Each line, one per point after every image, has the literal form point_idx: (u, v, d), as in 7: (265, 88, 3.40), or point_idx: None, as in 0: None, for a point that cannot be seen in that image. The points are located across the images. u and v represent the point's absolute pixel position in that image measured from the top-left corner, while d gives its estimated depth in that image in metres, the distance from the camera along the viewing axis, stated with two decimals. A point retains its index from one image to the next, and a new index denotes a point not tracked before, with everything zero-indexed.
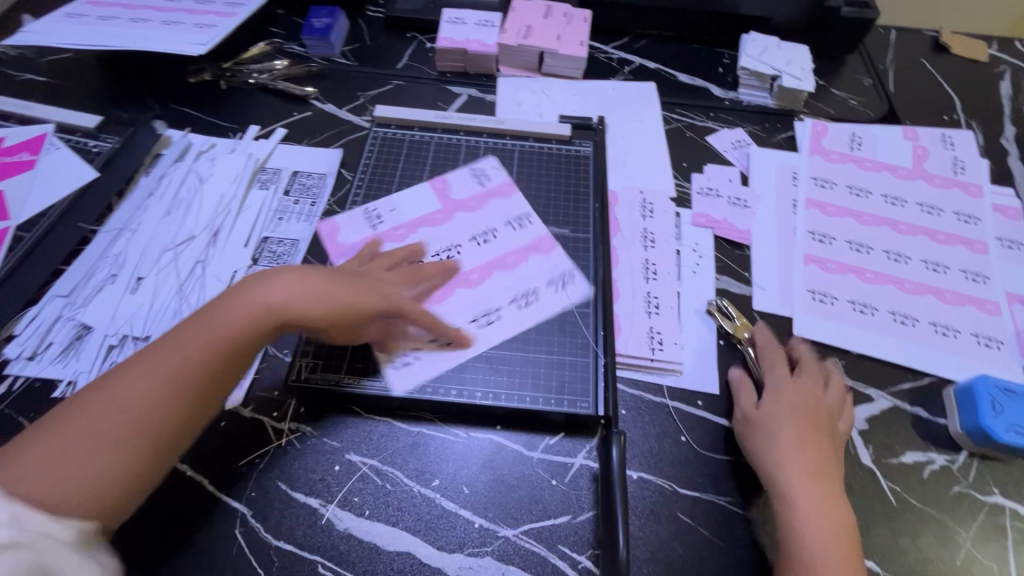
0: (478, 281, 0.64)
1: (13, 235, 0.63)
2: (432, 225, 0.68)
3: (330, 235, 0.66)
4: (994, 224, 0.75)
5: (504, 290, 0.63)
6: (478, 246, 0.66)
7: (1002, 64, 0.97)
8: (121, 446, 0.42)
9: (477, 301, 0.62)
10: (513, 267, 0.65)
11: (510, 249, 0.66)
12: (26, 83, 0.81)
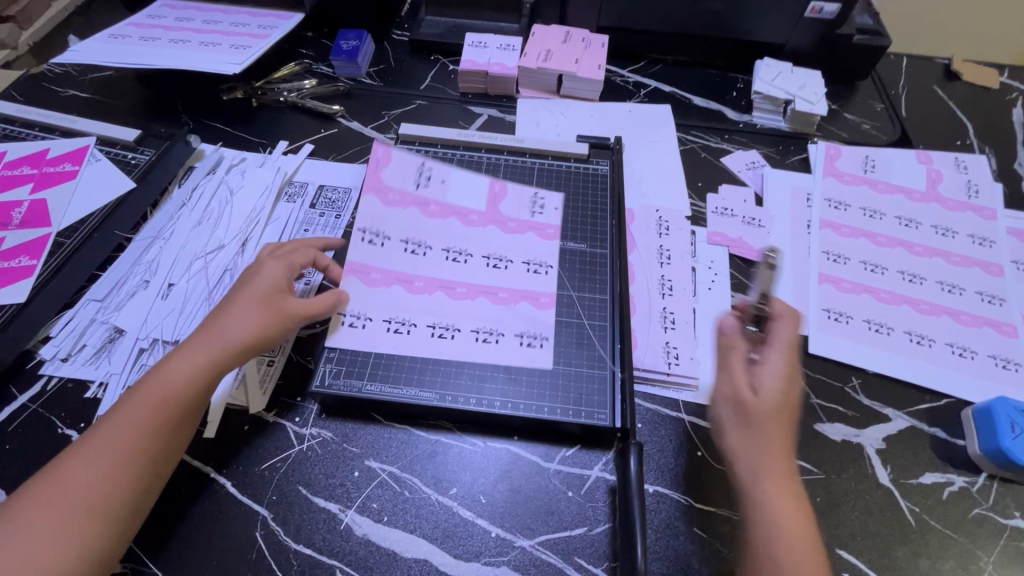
0: (493, 298, 0.63)
1: (53, 240, 0.66)
2: (462, 221, 0.68)
3: (377, 166, 0.69)
4: (1009, 247, 0.76)
5: (517, 321, 0.62)
6: (505, 267, 0.66)
7: (1014, 91, 0.98)
8: (77, 527, 0.43)
9: (486, 316, 0.62)
10: (530, 301, 0.64)
11: (534, 287, 0.65)
12: (69, 99, 0.86)
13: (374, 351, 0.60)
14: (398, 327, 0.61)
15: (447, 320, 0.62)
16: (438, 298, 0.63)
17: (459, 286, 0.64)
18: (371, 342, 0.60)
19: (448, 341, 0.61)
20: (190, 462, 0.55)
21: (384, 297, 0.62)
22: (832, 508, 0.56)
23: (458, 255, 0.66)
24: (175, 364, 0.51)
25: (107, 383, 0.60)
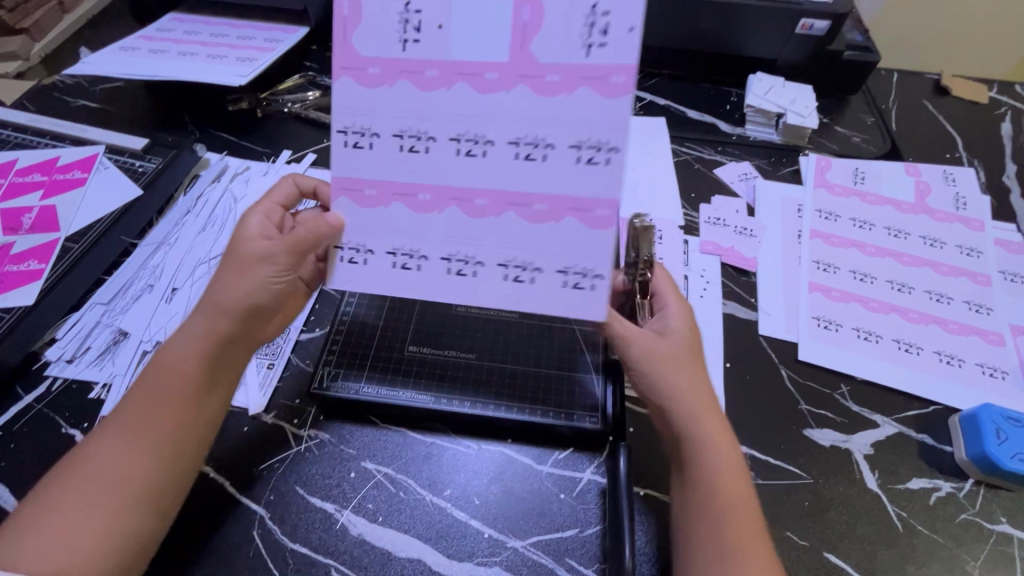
0: (526, 212, 0.49)
1: (61, 245, 0.67)
2: (476, 86, 0.48)
3: (343, 35, 0.49)
4: (997, 257, 0.77)
5: (559, 254, 0.50)
6: (540, 159, 0.48)
7: (1002, 105, 1.00)
8: (107, 508, 0.45)
9: (517, 244, 0.50)
10: (579, 216, 0.49)
11: (584, 190, 0.48)
12: (79, 109, 0.88)
13: (372, 354, 0.62)
14: (405, 261, 0.52)
15: (464, 248, 0.51)
16: (455, 214, 0.50)
17: (476, 196, 0.49)
18: (376, 281, 0.52)
19: (470, 278, 0.51)
20: None
21: (386, 219, 0.51)
22: (820, 512, 0.57)
23: (468, 144, 0.49)
24: (181, 343, 0.51)
25: (110, 384, 0.61)
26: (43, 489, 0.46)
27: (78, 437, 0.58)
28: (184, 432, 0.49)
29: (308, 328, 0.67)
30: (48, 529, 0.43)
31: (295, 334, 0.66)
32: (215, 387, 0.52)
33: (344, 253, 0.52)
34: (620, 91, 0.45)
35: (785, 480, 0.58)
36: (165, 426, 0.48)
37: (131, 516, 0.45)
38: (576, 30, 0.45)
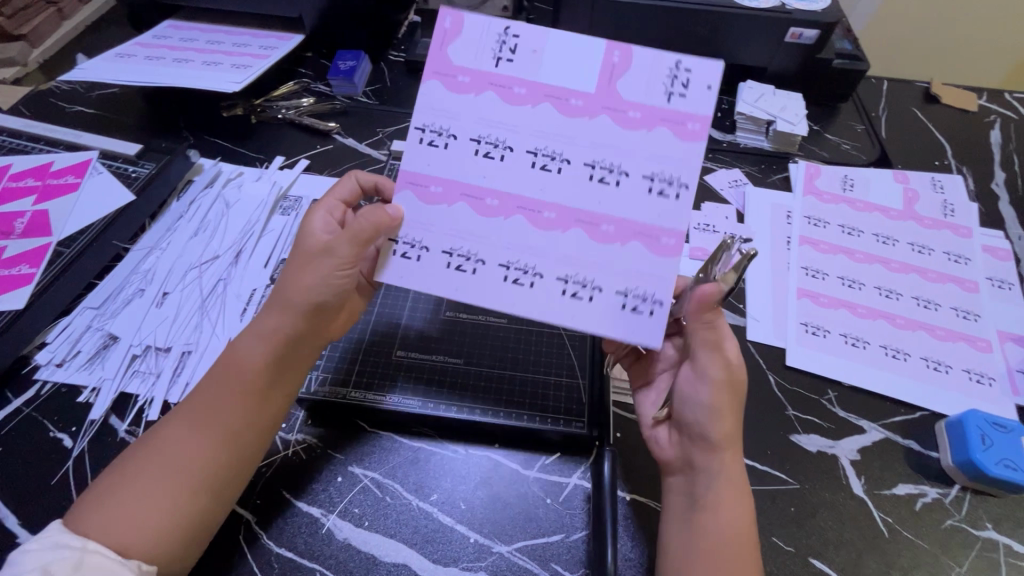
0: (594, 233, 0.51)
1: (53, 250, 0.68)
2: (559, 109, 0.51)
3: (444, 39, 0.51)
4: (984, 264, 0.78)
5: (620, 274, 0.50)
6: (612, 185, 0.50)
7: (991, 113, 1.01)
8: (175, 493, 0.46)
9: (575, 259, 0.51)
10: (645, 243, 0.50)
11: (654, 220, 0.50)
12: (75, 115, 0.89)
13: (361, 356, 0.63)
14: (459, 262, 0.51)
15: (524, 257, 0.51)
16: (518, 226, 0.51)
17: (545, 208, 0.51)
18: (425, 280, 0.52)
19: (527, 288, 0.51)
20: None
21: (446, 219, 0.52)
22: (806, 518, 0.57)
23: (545, 162, 0.51)
24: (252, 338, 0.52)
25: (99, 389, 0.61)
26: (119, 468, 0.48)
27: (66, 441, 0.58)
28: (246, 426, 0.50)
29: None
30: (119, 507, 0.45)
31: None
32: (279, 382, 0.53)
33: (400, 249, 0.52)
34: (695, 136, 0.49)
35: (771, 485, 0.58)
36: (231, 420, 0.50)
37: (195, 502, 0.47)
38: (658, 80, 0.49)
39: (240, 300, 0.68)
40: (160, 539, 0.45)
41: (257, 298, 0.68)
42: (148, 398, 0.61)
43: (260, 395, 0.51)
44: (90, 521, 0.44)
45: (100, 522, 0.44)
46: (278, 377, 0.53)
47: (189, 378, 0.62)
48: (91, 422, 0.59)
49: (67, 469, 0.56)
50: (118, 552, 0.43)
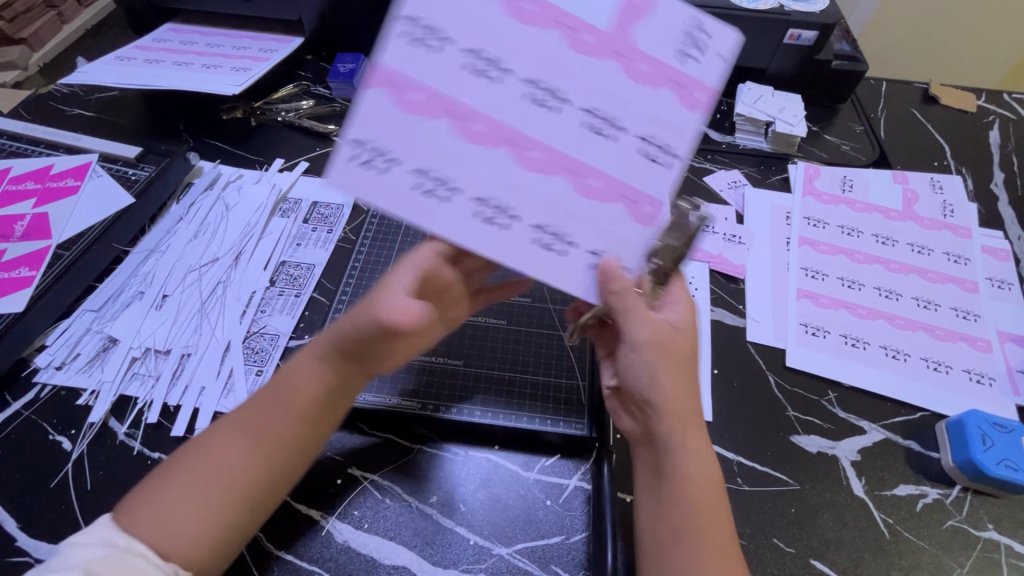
0: (578, 184, 0.46)
1: (53, 252, 0.68)
2: (569, 41, 0.44)
3: None
4: (984, 264, 0.78)
5: (594, 229, 0.46)
6: (609, 137, 0.45)
7: (990, 114, 1.01)
8: (229, 502, 0.45)
9: (562, 209, 0.46)
10: (628, 207, 0.46)
11: (637, 181, 0.46)
12: (74, 118, 0.89)
13: None
14: (434, 185, 0.44)
15: (501, 193, 0.45)
16: (502, 169, 0.44)
17: (534, 144, 0.45)
18: (387, 200, 0.44)
19: (499, 229, 0.45)
20: None
21: (423, 136, 0.43)
22: (807, 519, 0.57)
23: (539, 112, 0.45)
24: (314, 357, 0.50)
25: (98, 391, 0.61)
26: (167, 466, 0.46)
27: (65, 443, 0.58)
28: (296, 447, 0.48)
29: (297, 334, 0.67)
30: (166, 507, 0.44)
31: (284, 341, 0.66)
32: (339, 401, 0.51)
33: (362, 159, 0.43)
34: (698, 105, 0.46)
35: (771, 487, 0.58)
36: (288, 440, 0.48)
37: (237, 515, 0.45)
38: (679, 25, 0.46)
39: (239, 302, 0.68)
40: (199, 547, 0.44)
41: (257, 301, 0.68)
42: (147, 400, 0.61)
43: (316, 417, 0.49)
44: (137, 516, 0.43)
45: (144, 520, 0.43)
46: (335, 401, 0.50)
47: (189, 380, 0.62)
48: (90, 424, 0.59)
49: (66, 472, 0.56)
50: (159, 554, 0.42)
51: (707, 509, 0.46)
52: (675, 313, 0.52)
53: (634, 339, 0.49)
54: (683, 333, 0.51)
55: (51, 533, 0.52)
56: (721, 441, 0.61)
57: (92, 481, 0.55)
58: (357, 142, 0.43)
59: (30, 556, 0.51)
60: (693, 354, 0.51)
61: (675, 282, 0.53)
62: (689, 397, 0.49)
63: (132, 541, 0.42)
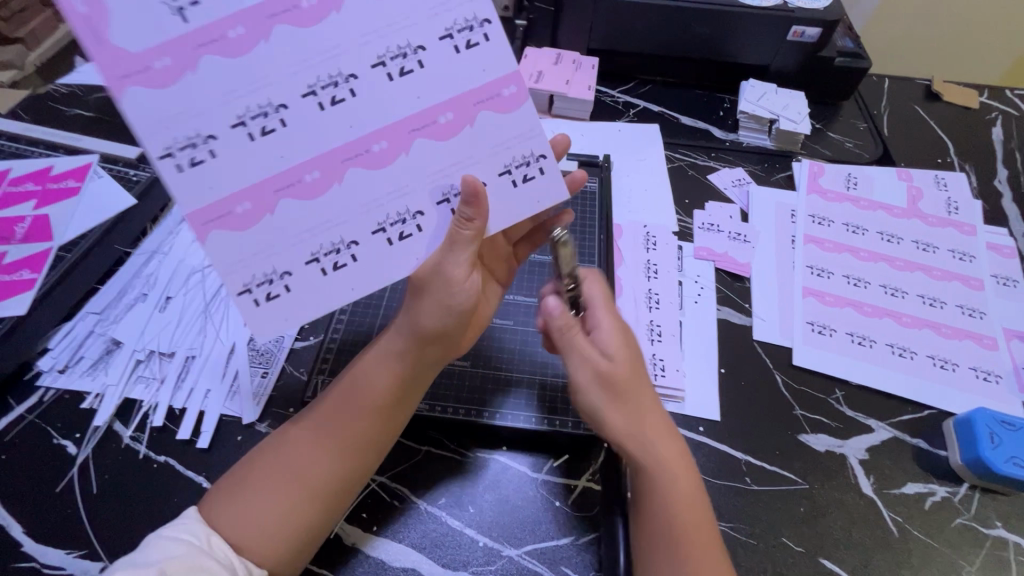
0: (436, 132, 0.46)
1: (55, 254, 0.67)
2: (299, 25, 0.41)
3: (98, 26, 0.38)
4: (989, 261, 0.78)
5: (493, 156, 0.47)
6: (416, 67, 0.44)
7: (992, 110, 1.01)
8: (296, 496, 0.48)
9: (459, 157, 0.47)
10: (490, 106, 0.46)
11: (475, 78, 0.46)
12: (73, 118, 0.88)
13: None
14: (261, 124, 0.42)
15: (395, 205, 0.46)
16: (348, 113, 0.44)
17: (371, 141, 0.45)
18: (249, 223, 0.44)
19: (416, 233, 0.47)
20: (182, 472, 0.56)
21: (249, 161, 0.43)
22: (816, 518, 0.57)
23: (324, 90, 0.43)
24: (380, 361, 0.53)
25: (103, 394, 0.61)
26: (244, 466, 0.50)
27: (70, 447, 0.57)
28: (362, 447, 0.51)
29: (302, 335, 0.66)
30: (242, 505, 0.47)
31: (289, 342, 0.65)
32: (403, 405, 0.53)
33: (179, 160, 0.41)
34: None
35: (780, 486, 0.58)
36: (353, 437, 0.50)
37: (307, 514, 0.48)
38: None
39: None
40: (272, 545, 0.46)
41: None
42: (152, 403, 0.60)
43: (381, 418, 0.51)
44: (217, 514, 0.47)
45: (224, 516, 0.46)
46: (400, 403, 0.52)
47: (194, 383, 0.62)
48: (96, 428, 0.59)
49: (71, 476, 0.55)
50: (237, 550, 0.45)
51: (688, 526, 0.47)
52: (605, 337, 0.52)
53: (577, 380, 0.51)
54: (620, 364, 0.51)
55: (57, 538, 0.52)
56: (729, 440, 0.61)
57: (98, 485, 0.55)
58: (163, 146, 0.40)
59: (37, 561, 0.51)
60: (637, 382, 0.51)
61: (599, 306, 0.54)
62: (641, 431, 0.49)
63: (210, 538, 0.45)
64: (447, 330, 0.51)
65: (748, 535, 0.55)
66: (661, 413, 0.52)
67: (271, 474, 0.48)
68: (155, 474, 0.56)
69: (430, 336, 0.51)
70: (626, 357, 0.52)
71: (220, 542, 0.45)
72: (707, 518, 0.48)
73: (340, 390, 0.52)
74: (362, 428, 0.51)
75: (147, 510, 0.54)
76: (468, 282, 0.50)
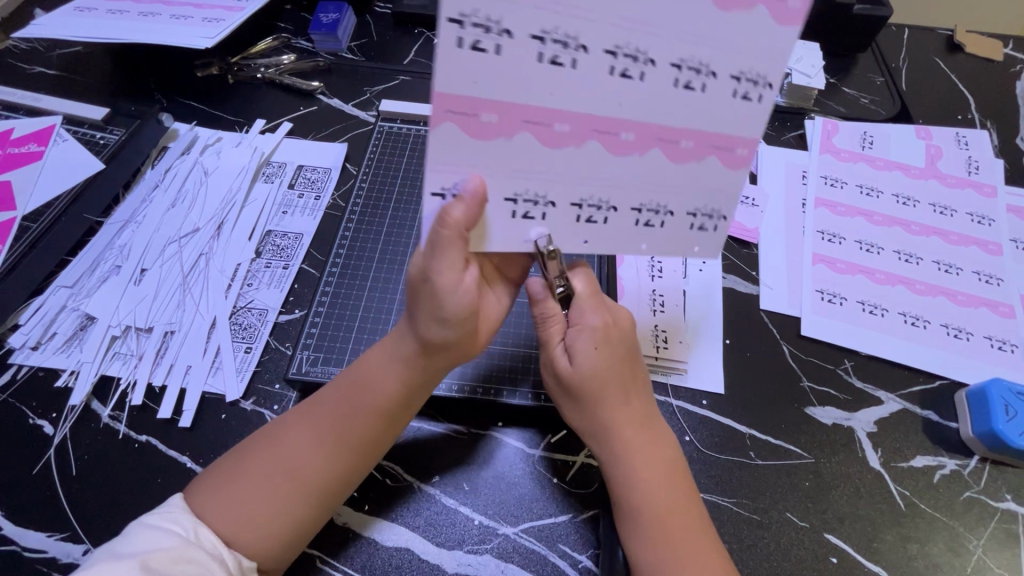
0: (671, 151, 0.43)
1: (19, 225, 0.63)
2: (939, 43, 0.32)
3: None
4: (1009, 225, 0.74)
5: (697, 195, 0.46)
6: (699, 90, 0.41)
7: (1018, 63, 0.95)
8: (285, 495, 0.45)
9: (661, 187, 0.45)
10: (720, 156, 0.44)
11: (732, 128, 0.43)
12: (35, 76, 0.82)
13: (355, 330, 0.60)
14: (554, 53, 0.38)
15: (600, 191, 0.45)
16: (621, 89, 0.40)
17: (624, 128, 0.42)
18: (485, 135, 0.40)
19: (600, 226, 0.46)
20: (167, 453, 0.54)
21: (519, 80, 0.38)
22: (821, 493, 0.55)
23: (624, 58, 0.39)
24: (388, 362, 0.49)
25: (77, 372, 0.58)
26: (233, 455, 0.47)
27: (46, 428, 0.55)
28: (358, 452, 0.48)
29: (287, 308, 0.63)
30: (231, 497, 0.45)
31: (273, 316, 0.62)
32: (406, 408, 0.50)
33: (462, 32, 0.36)
34: (794, 18, 0.38)
35: (786, 460, 0.56)
36: (350, 438, 0.48)
37: (298, 513, 0.46)
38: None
39: (224, 277, 0.64)
40: (260, 540, 0.44)
41: (243, 274, 0.64)
42: (131, 381, 0.57)
43: (385, 419, 0.48)
44: (203, 504, 0.44)
45: (210, 508, 0.44)
46: (406, 404, 0.49)
47: (174, 359, 0.59)
48: (72, 407, 0.56)
49: (49, 457, 0.53)
50: (225, 542, 0.44)
51: (673, 525, 0.47)
52: (584, 353, 0.49)
53: (543, 373, 0.53)
54: (603, 370, 0.49)
55: (36, 521, 0.50)
56: (735, 413, 0.59)
57: (77, 467, 0.53)
58: (458, 10, 0.35)
59: (16, 544, 0.49)
60: (596, 386, 0.49)
61: (582, 306, 0.51)
62: (592, 427, 0.50)
63: (198, 530, 0.43)
64: (463, 343, 0.48)
65: (751, 511, 0.53)
66: (633, 408, 0.50)
67: (262, 465, 0.46)
68: (136, 454, 0.54)
69: (448, 351, 0.48)
70: (592, 367, 0.49)
71: (209, 534, 0.43)
72: (697, 520, 0.48)
73: (344, 388, 0.49)
74: (364, 431, 0.48)
75: (131, 492, 0.52)
76: (465, 285, 0.44)
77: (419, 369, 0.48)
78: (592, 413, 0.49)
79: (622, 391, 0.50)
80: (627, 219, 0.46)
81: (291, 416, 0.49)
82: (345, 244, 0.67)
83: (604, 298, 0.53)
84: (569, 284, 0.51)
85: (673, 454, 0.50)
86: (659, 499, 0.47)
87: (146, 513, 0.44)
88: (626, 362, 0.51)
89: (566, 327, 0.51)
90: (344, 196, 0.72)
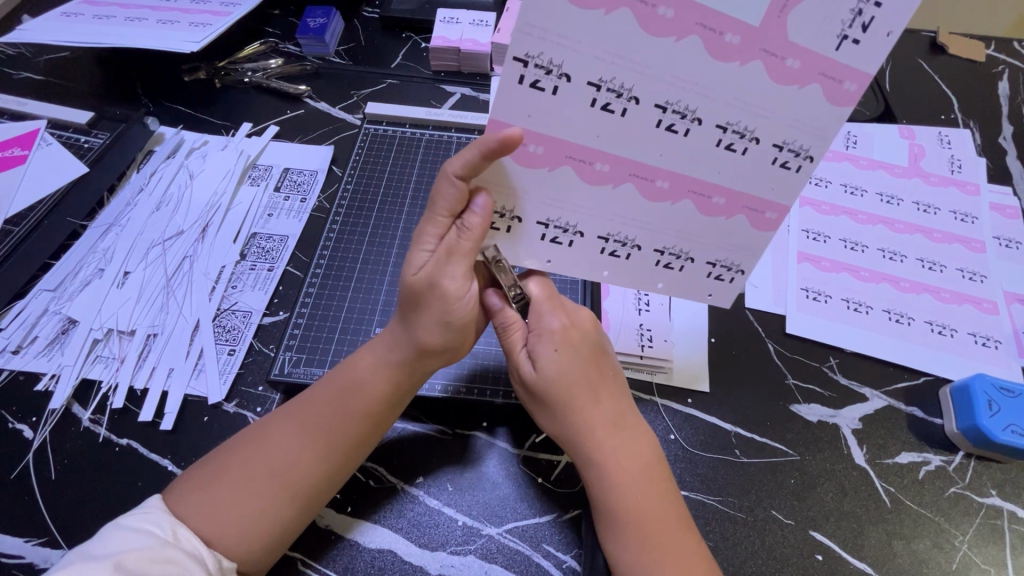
0: (703, 205, 0.44)
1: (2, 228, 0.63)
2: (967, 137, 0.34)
3: None
4: (992, 223, 0.74)
5: (721, 246, 0.47)
6: (739, 152, 0.41)
7: (1000, 64, 0.96)
8: (269, 494, 0.45)
9: (685, 235, 0.46)
10: (749, 217, 0.45)
11: (767, 192, 0.43)
12: (20, 82, 0.82)
13: (338, 332, 0.60)
14: (608, 100, 0.38)
15: (627, 230, 0.46)
16: (666, 142, 0.41)
17: (660, 176, 0.43)
18: (530, 163, 0.41)
19: (622, 260, 0.48)
20: (149, 455, 0.53)
21: (571, 123, 0.39)
22: (806, 490, 0.55)
23: (672, 114, 0.39)
24: (375, 361, 0.49)
25: (58, 375, 0.58)
26: (216, 455, 0.47)
27: (26, 432, 0.54)
28: (344, 451, 0.48)
29: (271, 311, 0.63)
30: (213, 497, 0.44)
31: (257, 318, 0.62)
32: (394, 406, 0.50)
33: (526, 70, 0.37)
34: (848, 100, 0.38)
35: (772, 458, 0.56)
36: (335, 436, 0.48)
37: (282, 512, 0.45)
38: (835, 15, 0.34)
39: (209, 280, 0.64)
40: (243, 540, 0.44)
41: (227, 276, 0.64)
42: (112, 384, 0.57)
43: (373, 417, 0.49)
44: (184, 504, 0.44)
45: (192, 509, 0.44)
46: (395, 403, 0.50)
47: (157, 362, 0.58)
48: (53, 411, 0.56)
49: (28, 461, 0.53)
50: (206, 542, 0.43)
51: (650, 526, 0.46)
52: (548, 363, 0.49)
53: (511, 378, 0.53)
54: (573, 373, 0.49)
55: (14, 525, 0.50)
56: (721, 412, 0.59)
57: (57, 470, 0.52)
58: (526, 50, 0.36)
59: None
60: (563, 390, 0.49)
61: (545, 311, 0.52)
62: (565, 433, 0.50)
63: (177, 530, 0.42)
64: (453, 342, 0.49)
65: (737, 510, 0.53)
66: (603, 408, 0.50)
67: (246, 464, 0.46)
68: (116, 458, 0.53)
69: (435, 351, 0.49)
70: (554, 371, 0.49)
71: (188, 535, 0.43)
72: (679, 520, 0.47)
73: (332, 386, 0.49)
74: (350, 429, 0.48)
75: (112, 495, 0.51)
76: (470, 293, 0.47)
77: (406, 366, 0.49)
78: (563, 419, 0.49)
79: (590, 392, 0.50)
80: (647, 258, 0.48)
81: (277, 415, 0.49)
82: (330, 244, 0.67)
83: (565, 299, 0.54)
84: (524, 291, 0.52)
85: (650, 452, 0.50)
86: (637, 499, 0.47)
87: (122, 515, 0.43)
88: (593, 362, 0.51)
89: (527, 334, 0.52)
90: (329, 197, 0.73)
